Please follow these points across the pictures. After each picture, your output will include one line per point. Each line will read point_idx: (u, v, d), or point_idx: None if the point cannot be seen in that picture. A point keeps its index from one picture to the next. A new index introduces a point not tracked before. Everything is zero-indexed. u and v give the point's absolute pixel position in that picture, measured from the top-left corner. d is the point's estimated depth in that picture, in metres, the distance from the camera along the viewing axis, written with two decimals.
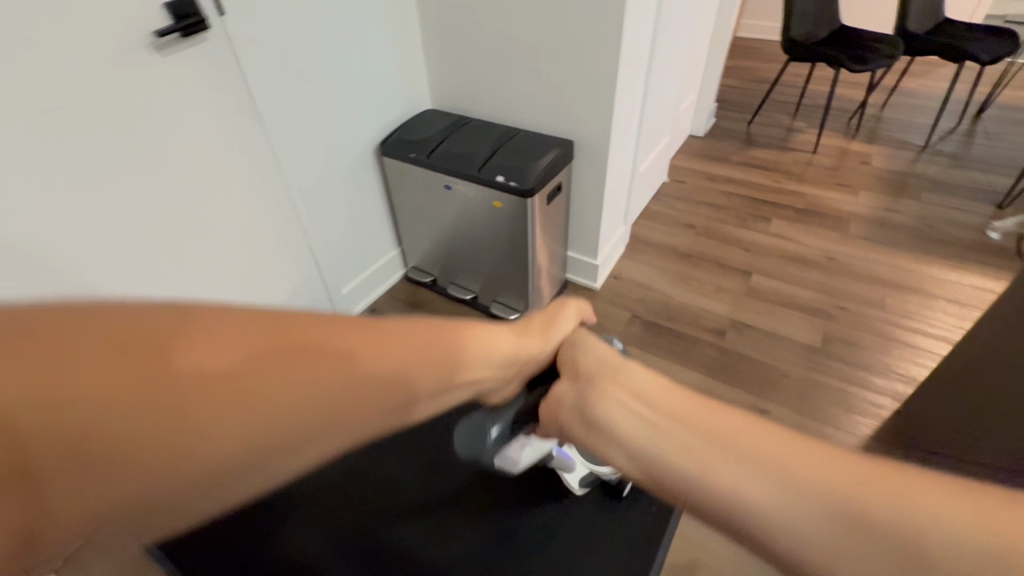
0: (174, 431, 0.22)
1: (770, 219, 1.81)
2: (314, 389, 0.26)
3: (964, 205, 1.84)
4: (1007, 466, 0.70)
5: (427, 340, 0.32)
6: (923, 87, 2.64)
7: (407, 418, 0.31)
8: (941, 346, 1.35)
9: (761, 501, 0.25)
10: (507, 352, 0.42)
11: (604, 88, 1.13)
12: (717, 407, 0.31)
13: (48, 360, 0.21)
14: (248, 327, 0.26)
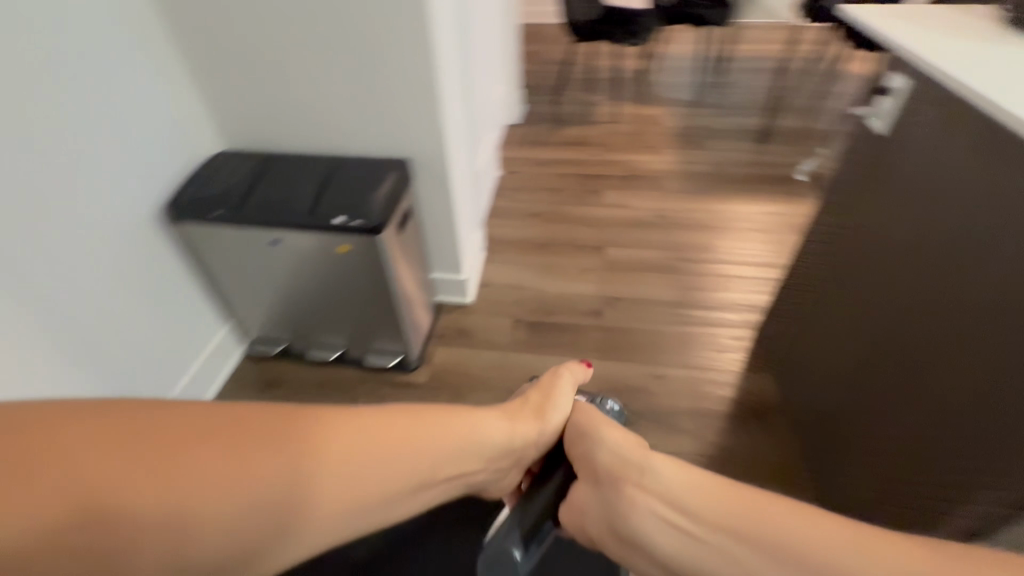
0: (223, 501, 0.39)
1: (603, 191, 1.93)
2: (309, 481, 0.43)
3: (739, 145, 2.19)
4: (897, 374, 0.82)
5: (394, 451, 0.48)
6: (678, 49, 3.06)
7: (374, 505, 0.47)
8: (763, 269, 1.58)
9: None
10: (491, 438, 0.55)
11: (427, 96, 1.03)
12: (733, 501, 0.41)
13: (174, 455, 0.38)
14: (281, 437, 0.43)
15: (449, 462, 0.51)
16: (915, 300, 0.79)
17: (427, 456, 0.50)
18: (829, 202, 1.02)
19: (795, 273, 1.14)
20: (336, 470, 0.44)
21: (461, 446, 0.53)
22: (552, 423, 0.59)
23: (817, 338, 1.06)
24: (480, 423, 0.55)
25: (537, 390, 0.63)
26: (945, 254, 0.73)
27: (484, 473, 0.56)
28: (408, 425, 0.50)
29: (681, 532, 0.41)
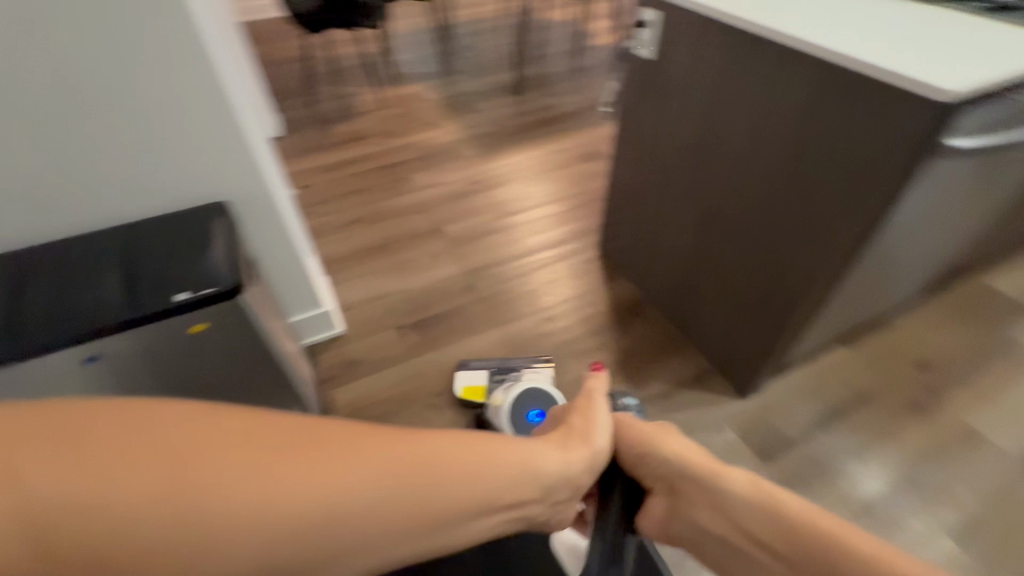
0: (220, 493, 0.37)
1: (411, 176, 1.90)
2: (325, 498, 0.41)
3: (504, 101, 2.38)
4: (731, 233, 1.05)
5: (410, 485, 0.45)
6: (405, 27, 3.10)
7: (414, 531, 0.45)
8: (576, 198, 1.80)
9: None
10: (546, 472, 0.54)
11: (222, 122, 0.86)
12: (774, 514, 0.51)
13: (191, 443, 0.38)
14: (305, 443, 0.42)
15: (484, 492, 0.49)
16: (720, 183, 1.03)
17: (457, 485, 0.48)
18: (626, 129, 1.24)
19: (619, 194, 1.36)
20: (348, 484, 0.42)
21: (505, 482, 0.51)
22: (601, 446, 0.60)
23: (654, 240, 1.30)
24: (534, 453, 0.54)
25: (573, 411, 0.65)
26: (729, 144, 0.97)
27: (538, 511, 0.55)
28: (440, 454, 0.48)
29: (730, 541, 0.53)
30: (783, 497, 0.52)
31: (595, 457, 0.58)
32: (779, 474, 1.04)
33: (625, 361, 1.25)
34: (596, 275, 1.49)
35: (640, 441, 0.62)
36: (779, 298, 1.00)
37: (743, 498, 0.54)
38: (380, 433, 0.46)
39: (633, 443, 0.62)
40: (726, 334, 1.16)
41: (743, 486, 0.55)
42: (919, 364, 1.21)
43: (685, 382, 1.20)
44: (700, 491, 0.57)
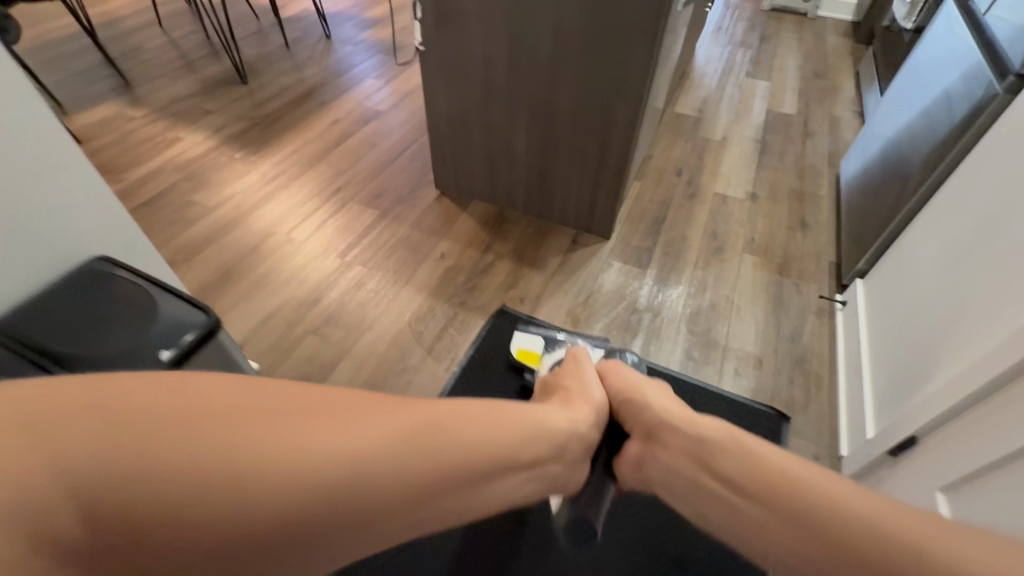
0: (295, 480, 0.40)
1: (192, 200, 1.62)
2: (399, 471, 0.45)
3: (232, 95, 2.11)
4: (554, 119, 1.32)
5: (465, 457, 0.49)
6: (19, 45, 2.33)
7: (468, 489, 0.50)
8: (381, 153, 1.83)
9: (765, 537, 0.49)
10: (556, 424, 0.59)
11: (42, 143, 0.65)
12: (755, 466, 0.52)
13: (245, 427, 0.41)
14: (365, 430, 0.46)
15: (511, 456, 0.53)
16: (536, 82, 1.27)
17: (475, 456, 0.50)
18: (429, 68, 1.37)
19: (442, 128, 1.50)
20: (353, 463, 0.43)
21: (514, 442, 0.54)
22: (598, 397, 0.70)
23: (490, 153, 1.49)
24: (542, 414, 0.60)
25: (569, 375, 0.74)
26: (534, 49, 1.21)
27: (557, 475, 0.59)
28: (445, 424, 0.50)
29: (694, 479, 0.57)
30: (780, 458, 0.52)
31: (598, 409, 0.68)
32: (656, 271, 1.43)
33: (520, 258, 1.46)
34: (448, 209, 1.61)
35: (631, 389, 0.71)
36: (609, 149, 1.31)
37: (718, 446, 0.56)
38: (427, 427, 0.49)
39: (627, 389, 0.71)
40: (578, 197, 1.46)
41: (720, 438, 0.57)
42: (676, 173, 1.76)
43: (569, 249, 1.49)
44: (676, 434, 0.62)
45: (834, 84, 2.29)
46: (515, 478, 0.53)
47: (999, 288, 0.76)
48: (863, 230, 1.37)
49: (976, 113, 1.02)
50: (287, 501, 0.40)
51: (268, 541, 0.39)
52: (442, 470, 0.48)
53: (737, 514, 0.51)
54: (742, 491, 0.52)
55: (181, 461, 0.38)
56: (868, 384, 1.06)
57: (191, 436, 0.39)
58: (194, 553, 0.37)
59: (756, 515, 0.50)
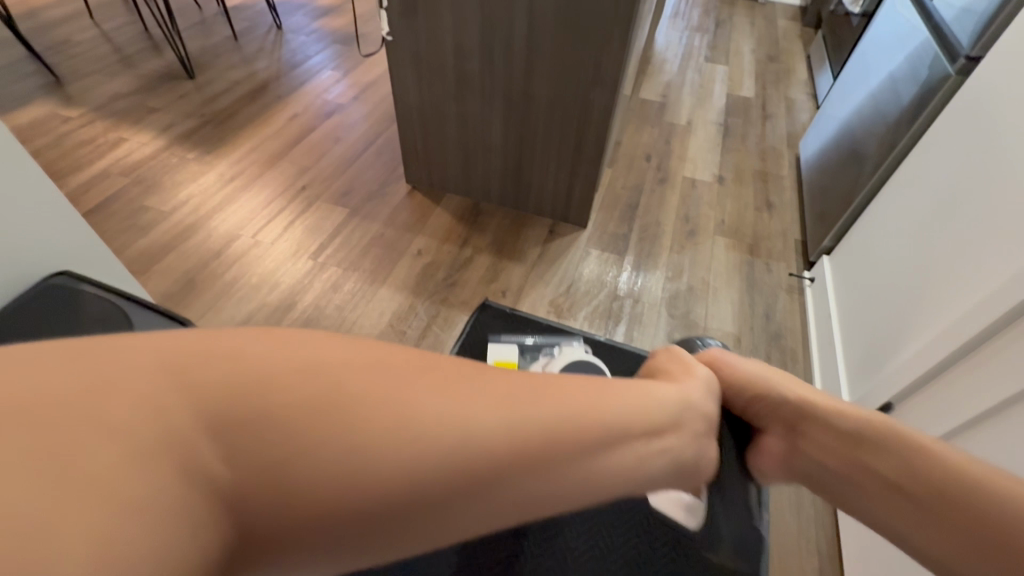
0: (412, 432, 0.33)
1: (144, 206, 1.52)
2: (530, 428, 0.37)
3: (178, 91, 1.98)
4: (529, 108, 1.31)
5: (592, 421, 0.40)
6: None
7: (603, 459, 0.40)
8: (346, 147, 1.77)
9: (944, 552, 0.46)
10: (664, 394, 0.50)
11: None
12: (936, 470, 0.49)
13: (356, 364, 0.34)
14: (484, 383, 0.37)
15: (637, 423, 0.44)
16: (511, 70, 1.25)
17: (604, 418, 0.41)
18: (397, 58, 1.33)
19: (413, 120, 1.46)
20: (474, 414, 0.35)
21: (638, 411, 0.44)
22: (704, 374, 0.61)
23: (464, 145, 1.47)
24: (647, 386, 0.50)
25: (664, 356, 0.63)
26: (508, 37, 1.19)
27: (684, 448, 0.48)
28: (551, 387, 0.40)
29: (848, 479, 0.54)
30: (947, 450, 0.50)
31: (709, 386, 0.60)
32: (634, 256, 1.45)
33: (499, 250, 1.44)
34: (422, 204, 1.58)
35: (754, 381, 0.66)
36: (585, 138, 1.31)
37: (867, 434, 0.55)
38: (550, 383, 0.41)
39: (750, 378, 0.66)
40: (554, 187, 1.46)
41: (884, 433, 0.54)
42: (645, 159, 1.78)
43: (547, 239, 1.49)
44: (820, 428, 0.59)
45: (788, 67, 2.37)
46: (643, 448, 0.43)
47: (968, 259, 0.81)
48: (825, 207, 1.44)
49: (930, 92, 1.07)
50: (403, 455, 0.32)
51: (386, 499, 0.31)
52: (576, 429, 0.39)
53: (885, 507, 0.51)
54: (887, 483, 0.51)
55: (275, 409, 0.30)
56: (841, 356, 1.11)
57: (288, 370, 0.31)
58: (325, 501, 0.30)
59: (935, 526, 0.47)
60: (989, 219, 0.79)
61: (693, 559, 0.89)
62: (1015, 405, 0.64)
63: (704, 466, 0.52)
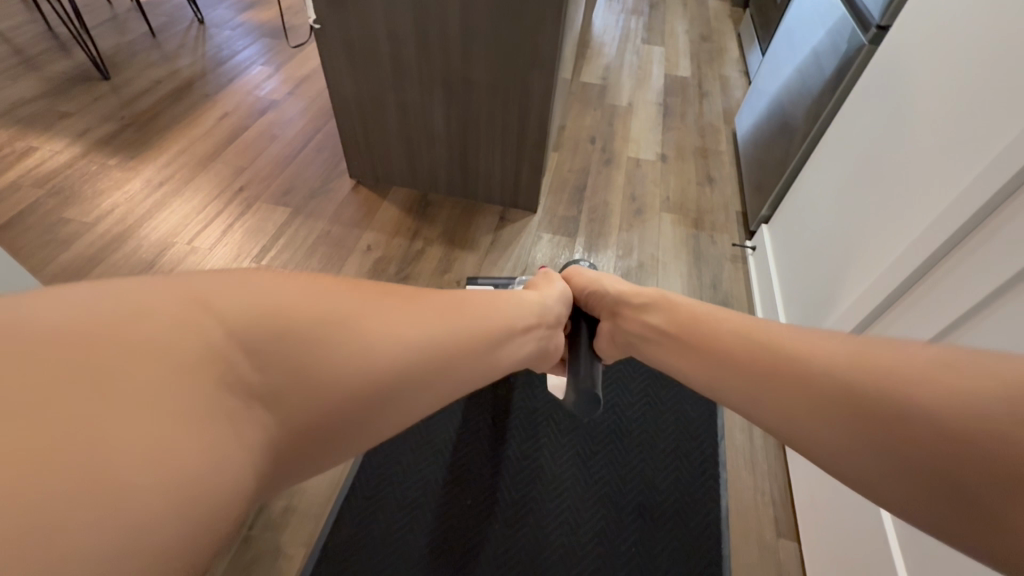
0: (391, 347, 0.43)
1: (63, 218, 1.41)
2: (459, 336, 0.50)
3: (93, 94, 1.84)
4: (470, 94, 1.29)
5: (487, 315, 0.57)
6: None
7: (499, 348, 0.57)
8: (285, 145, 1.70)
9: (781, 418, 0.50)
10: (531, 300, 0.70)
11: None
12: (776, 351, 0.53)
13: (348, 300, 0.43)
14: (430, 306, 0.50)
15: (517, 317, 0.63)
16: (448, 56, 1.24)
17: (496, 316, 0.58)
18: (330, 48, 1.28)
19: (352, 111, 1.42)
20: (424, 324, 0.47)
21: (517, 309, 0.64)
22: (560, 288, 0.82)
23: (406, 134, 1.44)
24: (521, 296, 0.69)
25: (540, 283, 0.84)
26: (442, 22, 1.17)
27: (546, 336, 0.70)
28: (463, 297, 0.56)
29: (698, 372, 0.59)
30: (708, 311, 0.63)
31: (562, 295, 0.81)
32: (584, 238, 1.47)
33: (451, 240, 1.43)
34: (368, 198, 1.54)
35: (591, 283, 0.85)
36: (529, 122, 1.31)
37: (741, 343, 0.56)
38: (460, 297, 0.56)
39: (587, 283, 0.86)
40: (502, 172, 1.45)
41: (730, 330, 0.58)
42: (590, 141, 1.80)
43: (499, 226, 1.48)
44: (662, 326, 0.66)
45: (720, 46, 2.45)
46: (520, 341, 0.62)
47: (888, 218, 0.87)
48: (762, 178, 1.50)
49: (848, 62, 1.13)
50: (382, 367, 0.42)
51: (366, 399, 0.40)
52: (482, 324, 0.55)
53: (716, 382, 0.57)
54: (784, 396, 0.50)
55: (297, 330, 0.37)
56: (784, 319, 1.17)
57: (299, 303, 0.39)
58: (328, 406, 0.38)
59: (776, 406, 0.50)
60: (904, 175, 0.85)
61: (658, 520, 0.94)
62: (942, 343, 0.70)
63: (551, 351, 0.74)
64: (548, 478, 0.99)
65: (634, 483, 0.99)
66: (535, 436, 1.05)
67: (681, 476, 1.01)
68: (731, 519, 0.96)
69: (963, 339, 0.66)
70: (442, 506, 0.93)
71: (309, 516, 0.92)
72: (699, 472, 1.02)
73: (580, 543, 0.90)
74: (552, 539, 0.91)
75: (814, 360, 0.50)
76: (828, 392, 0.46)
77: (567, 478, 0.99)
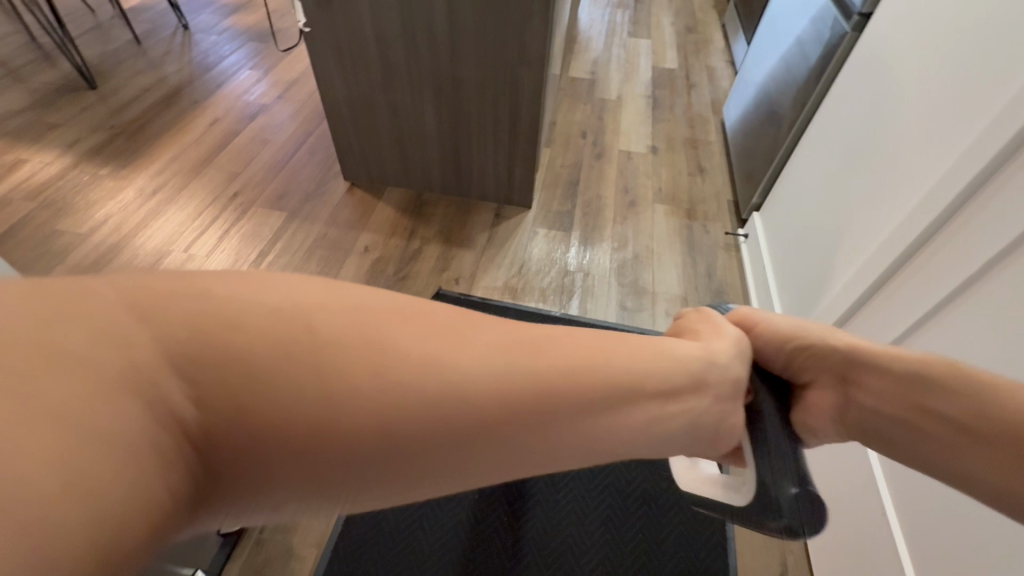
0: (392, 388, 0.34)
1: (57, 229, 1.41)
2: (517, 389, 0.38)
3: (80, 104, 1.83)
4: (461, 93, 1.30)
5: (596, 376, 0.42)
6: None
7: (608, 416, 0.42)
8: (277, 149, 1.70)
9: (921, 442, 0.54)
10: (685, 352, 0.50)
11: None
12: (923, 373, 0.55)
13: (336, 312, 0.35)
14: (477, 346, 0.38)
15: (659, 378, 0.46)
16: (438, 55, 1.24)
17: (616, 376, 0.43)
18: (319, 51, 1.29)
19: (343, 114, 1.43)
20: (451, 361, 0.36)
21: (657, 365, 0.46)
22: (735, 334, 0.60)
23: (399, 135, 1.44)
24: (666, 342, 0.51)
25: (704, 328, 0.60)
26: (430, 21, 1.18)
27: (710, 410, 0.50)
28: (545, 339, 0.42)
29: (840, 398, 0.61)
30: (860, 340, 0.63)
31: (737, 342, 0.59)
32: (580, 232, 1.48)
33: (447, 239, 1.44)
34: (363, 200, 1.54)
35: (784, 332, 0.66)
36: (520, 119, 1.32)
37: (884, 365, 0.58)
38: (546, 336, 0.42)
39: (776, 330, 0.66)
40: (495, 169, 1.46)
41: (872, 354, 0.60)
42: (581, 135, 1.82)
43: (494, 222, 1.49)
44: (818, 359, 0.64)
45: (706, 37, 2.47)
46: (648, 408, 0.45)
47: (878, 200, 0.88)
48: (752, 167, 1.53)
49: (832, 50, 1.15)
50: (375, 415, 0.33)
51: (340, 447, 0.33)
52: (575, 379, 0.40)
53: (861, 409, 0.59)
54: (917, 418, 0.54)
55: (254, 345, 0.32)
56: (778, 305, 1.19)
57: (265, 316, 0.33)
58: (278, 448, 0.32)
59: (920, 429, 0.54)
60: (891, 160, 0.87)
61: (663, 506, 0.96)
62: (933, 319, 0.71)
63: (725, 432, 0.53)
64: (555, 469, 1.00)
65: (639, 471, 1.00)
66: None
67: None
68: None
69: (953, 318, 0.68)
70: (450, 500, 0.95)
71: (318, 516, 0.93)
72: None
73: (587, 531, 0.92)
74: (558, 527, 0.93)
75: (946, 373, 0.53)
76: (979, 419, 0.50)
77: (573, 467, 1.01)
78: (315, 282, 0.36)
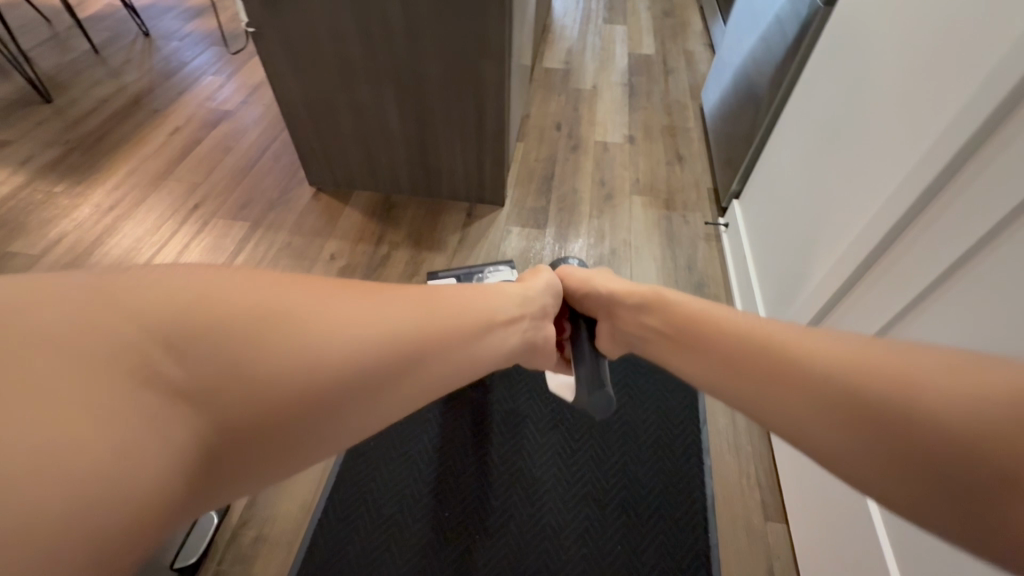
0: (351, 338, 0.44)
1: (10, 251, 1.35)
2: (427, 328, 0.50)
3: (36, 118, 1.77)
4: (423, 89, 1.24)
5: (459, 311, 0.56)
6: None
7: (477, 346, 0.56)
8: (240, 156, 1.64)
9: (765, 407, 0.51)
10: (509, 291, 0.65)
11: None
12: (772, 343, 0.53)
13: (291, 290, 0.44)
14: (393, 302, 0.50)
15: (498, 312, 0.60)
16: (394, 51, 1.18)
17: (472, 313, 0.57)
18: (271, 52, 1.23)
19: (303, 117, 1.37)
20: (382, 318, 0.47)
21: (494, 301, 0.61)
22: (549, 278, 0.76)
23: (362, 136, 1.39)
24: (498, 286, 0.65)
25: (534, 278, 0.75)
26: (383, 14, 1.12)
27: (532, 326, 0.66)
28: (424, 291, 0.54)
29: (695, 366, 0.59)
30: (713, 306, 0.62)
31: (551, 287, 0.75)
32: (555, 228, 1.43)
33: (417, 242, 1.39)
34: (330, 205, 1.49)
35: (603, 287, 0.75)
36: (486, 114, 1.27)
37: (735, 332, 0.56)
38: (425, 290, 0.55)
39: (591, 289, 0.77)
40: (464, 167, 1.41)
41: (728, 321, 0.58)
42: (555, 127, 1.76)
43: (466, 222, 1.44)
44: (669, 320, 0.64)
45: (683, 20, 2.40)
46: (501, 334, 0.60)
47: (855, 183, 0.84)
48: (730, 152, 1.47)
49: (805, 26, 1.10)
50: (346, 359, 0.43)
51: (330, 390, 0.42)
52: (453, 316, 0.54)
53: (712, 374, 0.57)
54: (761, 383, 0.51)
55: (237, 323, 0.39)
56: (760, 295, 1.15)
57: (235, 301, 0.40)
58: (289, 402, 0.40)
59: (763, 393, 0.51)
60: (868, 140, 0.82)
61: (643, 516, 0.92)
62: (921, 306, 0.67)
63: (542, 345, 0.69)
64: (528, 480, 0.96)
65: (616, 477, 0.96)
66: (515, 440, 1.01)
67: (662, 465, 0.98)
68: (717, 506, 0.94)
69: (940, 306, 0.64)
70: (420, 520, 0.90)
71: (280, 543, 0.88)
72: (683, 459, 0.99)
73: (563, 546, 0.88)
74: (532, 543, 0.88)
75: (792, 343, 0.51)
76: (817, 383, 0.47)
77: (548, 477, 0.96)
78: (248, 272, 0.43)
